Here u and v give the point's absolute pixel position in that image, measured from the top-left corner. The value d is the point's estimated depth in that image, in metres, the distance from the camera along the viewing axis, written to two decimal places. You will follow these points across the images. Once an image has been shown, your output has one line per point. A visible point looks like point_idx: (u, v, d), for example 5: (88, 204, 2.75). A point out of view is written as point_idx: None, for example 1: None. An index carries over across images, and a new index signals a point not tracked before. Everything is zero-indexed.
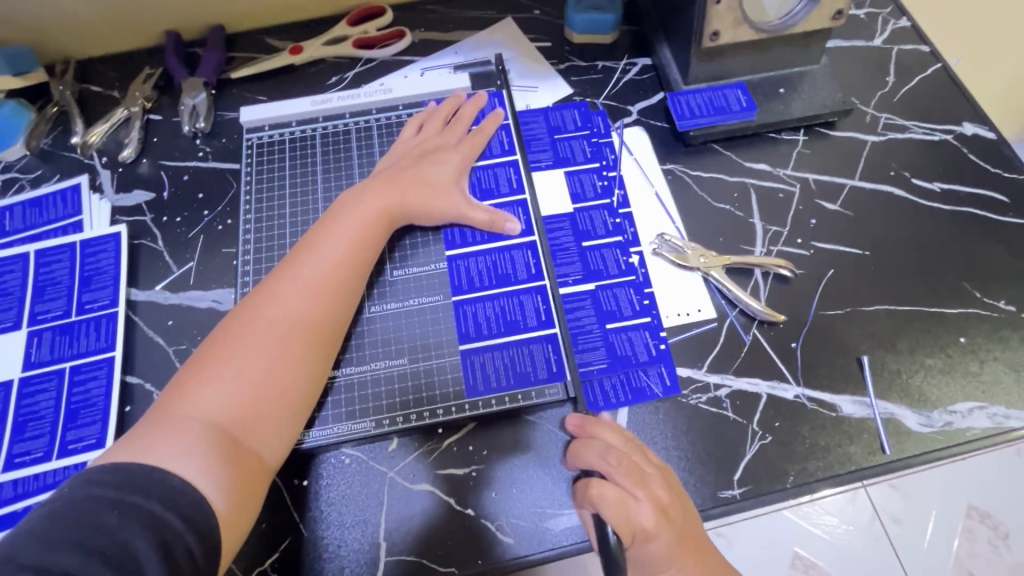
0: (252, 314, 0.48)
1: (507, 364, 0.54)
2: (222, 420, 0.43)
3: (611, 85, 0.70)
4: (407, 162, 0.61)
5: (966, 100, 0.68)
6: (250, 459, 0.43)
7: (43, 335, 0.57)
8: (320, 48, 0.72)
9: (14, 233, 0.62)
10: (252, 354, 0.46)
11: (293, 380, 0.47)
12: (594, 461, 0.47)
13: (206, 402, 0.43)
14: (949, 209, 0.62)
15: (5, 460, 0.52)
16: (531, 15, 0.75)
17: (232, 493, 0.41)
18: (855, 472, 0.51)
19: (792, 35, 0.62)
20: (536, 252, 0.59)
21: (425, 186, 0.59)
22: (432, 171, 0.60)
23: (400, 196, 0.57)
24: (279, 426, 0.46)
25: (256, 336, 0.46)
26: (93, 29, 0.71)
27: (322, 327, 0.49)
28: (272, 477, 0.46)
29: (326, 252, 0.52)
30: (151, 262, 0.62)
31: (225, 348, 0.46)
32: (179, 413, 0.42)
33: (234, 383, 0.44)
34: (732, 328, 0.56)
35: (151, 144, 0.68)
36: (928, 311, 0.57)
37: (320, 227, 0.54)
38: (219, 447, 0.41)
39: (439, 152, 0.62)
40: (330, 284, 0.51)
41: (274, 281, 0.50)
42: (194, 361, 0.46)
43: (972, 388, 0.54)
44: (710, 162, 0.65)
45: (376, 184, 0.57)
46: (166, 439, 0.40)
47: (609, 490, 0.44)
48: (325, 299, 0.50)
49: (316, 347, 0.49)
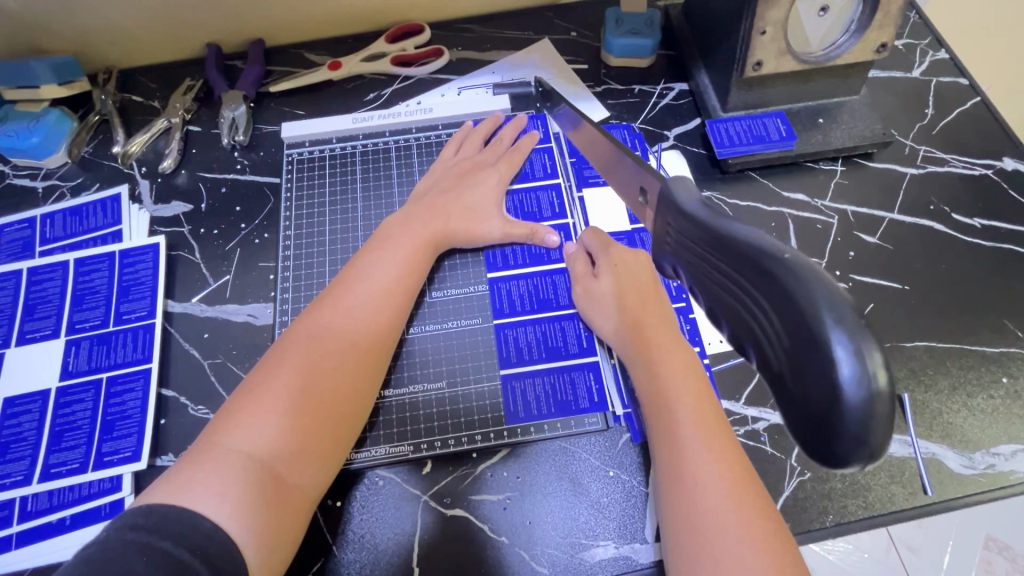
0: (295, 343, 0.48)
1: (549, 392, 0.54)
2: (261, 455, 0.42)
3: (648, 109, 0.70)
4: (447, 185, 0.61)
5: (1006, 133, 0.68)
6: (287, 499, 0.43)
7: (81, 344, 0.57)
8: (357, 65, 0.73)
9: (53, 241, 0.63)
10: (298, 389, 0.45)
11: (335, 412, 0.47)
12: (702, 275, 0.33)
13: (251, 439, 0.43)
14: (990, 245, 0.61)
15: (41, 470, 0.52)
16: (569, 37, 0.75)
17: (265, 537, 0.40)
18: (895, 514, 0.50)
19: (835, 66, 0.62)
20: None
21: (465, 212, 0.59)
22: (472, 195, 0.60)
23: (443, 223, 0.58)
24: (318, 462, 0.45)
25: (304, 370, 0.46)
26: (136, 41, 0.72)
27: (364, 358, 0.49)
28: (309, 513, 0.45)
29: (369, 283, 0.52)
30: (188, 274, 0.62)
31: (271, 382, 0.45)
32: (219, 446, 0.42)
33: (277, 420, 0.44)
34: (750, 430, 0.53)
35: (191, 155, 0.69)
36: (970, 349, 0.56)
37: (364, 256, 0.55)
38: (257, 485, 0.41)
39: (477, 172, 0.63)
40: (375, 320, 0.51)
41: (321, 309, 0.50)
42: (241, 393, 0.45)
43: (1015, 430, 0.53)
44: (747, 190, 0.65)
45: (418, 211, 0.58)
46: (204, 477, 0.40)
47: (731, 313, 0.31)
48: (368, 330, 0.50)
49: (358, 380, 0.48)
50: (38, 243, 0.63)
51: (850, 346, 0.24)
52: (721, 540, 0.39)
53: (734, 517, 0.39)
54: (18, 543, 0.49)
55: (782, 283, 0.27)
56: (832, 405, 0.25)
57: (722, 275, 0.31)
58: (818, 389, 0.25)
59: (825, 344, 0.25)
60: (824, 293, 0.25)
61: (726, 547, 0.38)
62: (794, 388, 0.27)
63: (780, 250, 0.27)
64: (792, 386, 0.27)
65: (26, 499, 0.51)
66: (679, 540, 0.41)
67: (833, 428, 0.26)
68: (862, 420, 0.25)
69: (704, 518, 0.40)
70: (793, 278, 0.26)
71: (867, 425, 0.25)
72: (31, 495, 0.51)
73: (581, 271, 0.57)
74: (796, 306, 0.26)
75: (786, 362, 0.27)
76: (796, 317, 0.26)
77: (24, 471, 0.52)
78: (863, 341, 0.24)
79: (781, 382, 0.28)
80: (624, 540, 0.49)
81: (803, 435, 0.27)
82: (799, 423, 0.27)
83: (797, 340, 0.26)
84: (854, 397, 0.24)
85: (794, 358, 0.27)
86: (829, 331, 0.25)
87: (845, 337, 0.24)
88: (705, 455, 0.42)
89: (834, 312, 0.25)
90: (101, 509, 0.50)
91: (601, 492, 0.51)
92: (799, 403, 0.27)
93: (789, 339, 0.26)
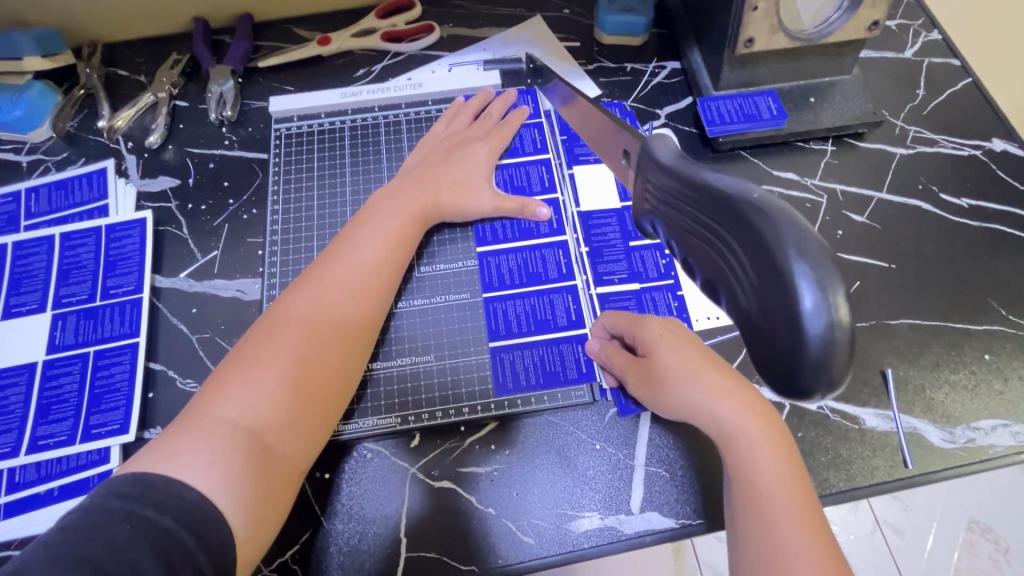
0: (282, 318, 0.48)
1: (537, 364, 0.54)
2: (249, 425, 0.42)
3: (640, 88, 0.70)
4: (437, 158, 0.61)
5: (996, 115, 0.68)
6: (274, 463, 0.43)
7: (68, 318, 0.57)
8: (347, 40, 0.72)
9: (38, 215, 0.62)
10: (284, 358, 0.45)
11: (322, 384, 0.47)
12: (676, 230, 0.34)
13: (239, 407, 0.43)
14: (977, 225, 0.62)
15: (28, 443, 0.52)
16: (561, 15, 0.74)
17: (252, 499, 0.41)
18: (876, 486, 0.51)
19: (827, 44, 0.62)
20: (567, 252, 0.59)
21: (454, 184, 0.59)
22: (462, 168, 0.60)
23: (433, 197, 0.58)
24: (306, 432, 0.46)
25: (289, 337, 0.46)
26: (120, 14, 0.70)
27: (351, 331, 0.49)
28: (297, 479, 0.46)
29: (356, 255, 0.52)
30: (176, 249, 0.61)
31: (257, 352, 0.45)
32: (206, 417, 0.42)
33: (263, 388, 0.44)
34: None
35: (178, 131, 0.68)
36: (954, 327, 0.57)
37: (351, 230, 0.54)
38: (244, 451, 0.41)
39: (468, 146, 0.62)
40: (360, 288, 0.51)
41: (308, 285, 0.50)
42: (229, 364, 0.45)
43: (995, 406, 0.54)
44: (737, 169, 0.65)
45: (407, 183, 0.58)
46: (190, 446, 0.40)
47: (705, 261, 0.31)
48: (356, 306, 0.50)
49: (345, 354, 0.49)
50: (24, 217, 0.62)
51: (813, 280, 0.25)
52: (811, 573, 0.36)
53: None
54: (6, 514, 0.49)
55: (749, 224, 0.27)
56: (796, 341, 0.26)
57: (691, 224, 0.32)
58: (785, 328, 0.26)
59: (789, 280, 0.25)
60: (792, 232, 0.25)
61: None
62: (762, 328, 0.27)
63: (750, 193, 0.27)
64: (758, 324, 0.28)
65: (14, 470, 0.51)
66: None
67: (796, 363, 0.26)
68: (825, 353, 0.25)
69: (785, 550, 0.37)
70: (763, 218, 0.26)
71: (830, 358, 0.25)
72: (19, 466, 0.51)
73: (623, 363, 0.50)
74: (763, 247, 0.26)
75: (755, 303, 0.27)
76: (765, 259, 0.26)
77: (12, 443, 0.52)
78: (826, 275, 0.25)
79: (750, 324, 0.28)
80: (609, 511, 0.49)
81: (771, 375, 0.28)
82: (768, 364, 0.28)
83: (765, 282, 0.26)
84: (816, 329, 0.25)
85: (763, 300, 0.27)
86: (794, 266, 0.25)
87: (810, 272, 0.25)
88: (772, 479, 0.40)
89: (800, 248, 0.25)
90: (89, 480, 0.50)
91: (587, 464, 0.51)
92: (766, 343, 0.28)
93: (757, 279, 0.27)
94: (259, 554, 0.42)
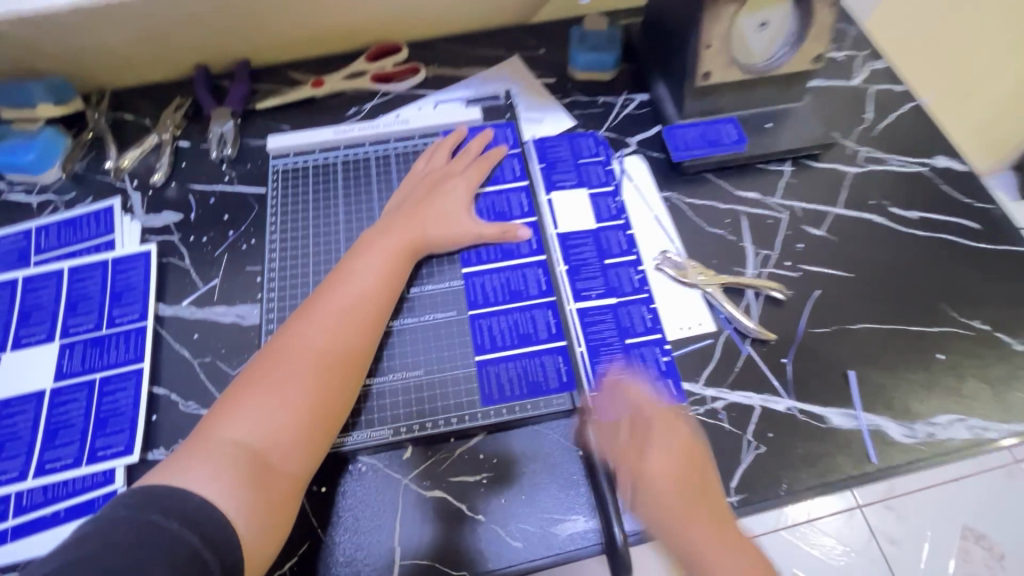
0: (283, 347, 0.51)
1: (520, 375, 0.58)
2: (251, 445, 0.46)
3: (611, 118, 0.75)
4: (422, 195, 0.65)
5: (939, 135, 0.74)
6: (276, 480, 0.46)
7: (75, 347, 0.60)
8: (340, 82, 0.78)
9: (48, 251, 0.66)
10: (282, 382, 0.49)
11: (319, 406, 0.50)
12: None
13: (242, 428, 0.47)
14: (926, 235, 0.67)
15: (36, 467, 0.54)
16: (537, 54, 0.81)
17: (255, 513, 0.44)
18: (844, 482, 0.54)
19: (777, 76, 0.68)
20: (547, 270, 0.63)
21: (441, 217, 0.63)
22: (446, 203, 0.64)
23: (420, 231, 0.62)
24: (307, 452, 0.48)
25: (288, 364, 0.50)
26: (128, 63, 0.76)
27: (347, 359, 0.52)
28: (299, 495, 0.48)
29: (350, 286, 0.56)
30: (179, 279, 0.65)
31: (260, 379, 0.49)
32: (213, 438, 0.46)
33: (265, 411, 0.48)
34: (708, 411, 0.57)
35: (180, 169, 0.72)
36: (909, 330, 0.61)
37: (348, 263, 0.59)
38: (249, 467, 0.45)
39: (449, 182, 0.67)
40: (356, 317, 0.54)
41: (306, 317, 0.54)
42: (235, 390, 0.49)
43: (951, 402, 0.57)
44: (704, 190, 0.70)
45: (397, 218, 0.63)
46: (198, 462, 0.44)
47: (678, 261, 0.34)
48: (352, 335, 0.54)
49: (341, 378, 0.52)
50: (34, 253, 0.66)
51: None
52: None
53: None
54: (14, 535, 0.51)
55: None
56: None
57: None
58: None
59: None
60: None
61: None
62: None
63: None
64: None
65: (22, 493, 0.53)
66: None
67: None
68: None
69: None
70: None
71: None
72: (26, 490, 0.53)
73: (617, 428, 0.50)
74: None
75: None
76: None
77: (20, 468, 0.54)
78: None
79: None
80: (594, 514, 0.52)
81: None
82: None
83: None
84: None
85: None
86: None
87: None
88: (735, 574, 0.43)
89: None
90: (94, 501, 0.53)
91: (571, 469, 0.54)
92: None
93: None
94: (268, 562, 0.44)
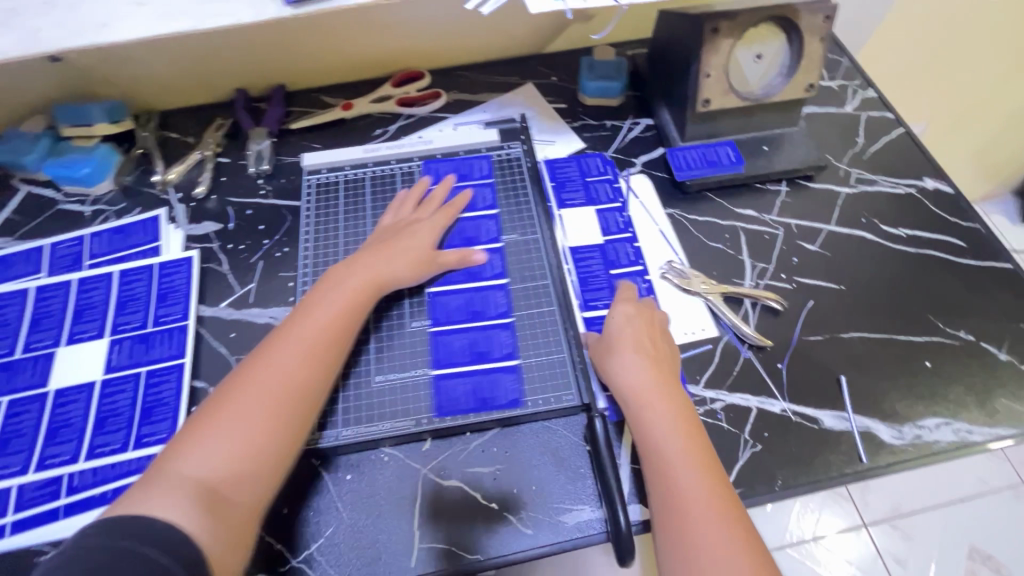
0: (242, 380, 0.52)
1: (473, 390, 0.61)
2: (205, 478, 0.46)
3: (618, 141, 0.81)
4: (387, 236, 0.67)
5: (926, 159, 0.79)
6: (231, 511, 0.46)
7: (123, 343, 0.65)
8: (367, 105, 0.84)
9: (100, 255, 0.72)
10: (238, 415, 0.50)
11: (274, 435, 0.50)
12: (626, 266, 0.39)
13: (196, 462, 0.47)
14: (913, 251, 0.71)
15: (86, 451, 0.59)
16: (550, 81, 0.87)
17: (209, 542, 0.44)
18: (837, 479, 0.57)
19: (773, 103, 0.74)
20: (506, 294, 0.67)
21: (405, 254, 0.65)
22: (410, 241, 0.66)
23: (384, 267, 0.63)
24: (262, 483, 0.49)
25: (245, 396, 0.51)
26: (176, 87, 0.83)
27: (303, 390, 0.53)
28: (256, 526, 0.48)
29: (311, 320, 0.57)
30: (217, 283, 0.71)
31: (217, 412, 0.50)
32: (164, 473, 0.46)
33: (219, 443, 0.48)
34: (708, 410, 0.61)
35: (220, 183, 0.79)
36: (898, 339, 0.65)
37: (312, 297, 0.60)
38: (197, 501, 0.45)
39: (412, 224, 0.69)
40: (316, 349, 0.55)
41: (265, 351, 0.54)
42: (192, 423, 0.50)
43: (938, 406, 0.61)
44: (705, 208, 0.75)
45: (362, 256, 0.64)
46: (151, 495, 0.44)
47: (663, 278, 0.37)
48: (310, 371, 0.54)
49: (298, 409, 0.52)
50: (87, 257, 0.72)
51: None
52: (692, 488, 0.49)
53: (705, 514, 0.47)
54: (65, 513, 0.56)
55: None
56: None
57: None
58: None
59: None
60: None
61: (692, 512, 0.47)
62: None
63: None
64: None
65: (74, 474, 0.58)
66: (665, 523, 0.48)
67: None
68: None
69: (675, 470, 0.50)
70: None
71: None
72: (78, 472, 0.58)
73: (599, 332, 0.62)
74: None
75: None
76: None
77: (72, 452, 0.59)
78: None
79: None
80: (599, 504, 0.56)
81: None
82: None
83: None
84: None
85: None
86: None
87: None
88: (673, 453, 0.51)
89: None
90: None
91: (579, 463, 0.58)
92: None
93: None
94: None
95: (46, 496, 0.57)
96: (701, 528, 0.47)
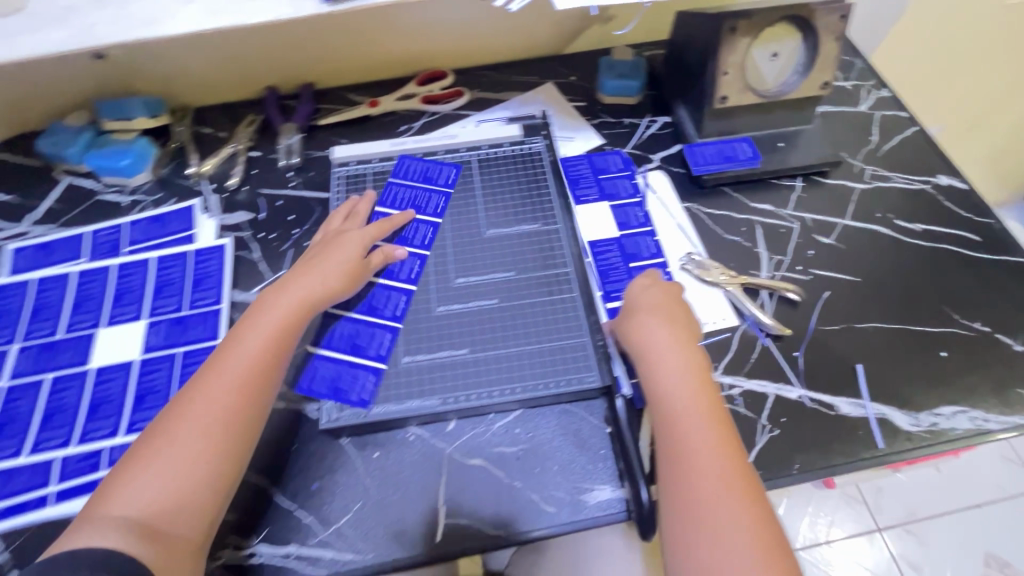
0: (175, 410, 0.52)
1: (333, 378, 0.62)
2: (139, 514, 0.46)
3: (636, 137, 0.83)
4: (315, 253, 0.67)
5: (940, 156, 0.80)
6: (170, 541, 0.46)
7: (160, 324, 0.68)
8: (393, 103, 0.87)
9: (139, 242, 0.75)
10: (168, 446, 0.50)
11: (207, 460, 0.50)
12: None
13: (129, 500, 0.47)
14: (928, 245, 0.72)
15: (126, 426, 0.62)
16: (569, 81, 0.90)
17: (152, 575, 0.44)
18: (853, 464, 0.58)
19: (788, 100, 0.76)
20: (408, 297, 0.68)
21: (338, 269, 0.65)
22: (344, 256, 0.66)
23: (315, 283, 0.63)
24: (198, 511, 0.49)
25: (173, 428, 0.51)
26: (210, 84, 0.87)
27: (233, 411, 0.53)
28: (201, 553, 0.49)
29: (238, 342, 0.56)
30: (249, 270, 0.73)
31: (148, 448, 0.50)
32: (97, 516, 0.46)
33: (151, 479, 0.48)
34: (727, 395, 0.62)
35: (252, 175, 0.82)
36: (913, 329, 0.66)
37: (245, 319, 0.59)
38: (134, 537, 0.45)
39: (345, 237, 0.68)
40: (246, 371, 0.55)
41: (196, 381, 0.54)
42: (123, 463, 0.50)
43: (953, 395, 0.62)
44: (721, 202, 0.77)
45: (295, 274, 0.64)
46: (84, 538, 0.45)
47: None
48: (237, 394, 0.53)
49: (229, 431, 0.52)
50: (126, 243, 0.75)
51: None
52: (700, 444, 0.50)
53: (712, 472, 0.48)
54: None
55: None
56: None
57: None
58: None
59: None
60: None
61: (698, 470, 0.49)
62: None
63: None
64: None
65: (113, 447, 0.60)
66: (668, 474, 0.50)
67: None
68: None
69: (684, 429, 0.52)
70: None
71: None
72: (117, 445, 0.60)
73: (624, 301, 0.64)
74: None
75: None
76: None
77: (112, 426, 0.61)
78: None
79: None
80: (619, 484, 0.57)
81: None
82: None
83: None
84: None
85: None
86: None
87: None
88: (686, 415, 0.52)
89: None
90: None
91: (600, 445, 0.60)
92: None
93: None
94: None
95: (87, 468, 0.59)
96: (705, 483, 0.48)
